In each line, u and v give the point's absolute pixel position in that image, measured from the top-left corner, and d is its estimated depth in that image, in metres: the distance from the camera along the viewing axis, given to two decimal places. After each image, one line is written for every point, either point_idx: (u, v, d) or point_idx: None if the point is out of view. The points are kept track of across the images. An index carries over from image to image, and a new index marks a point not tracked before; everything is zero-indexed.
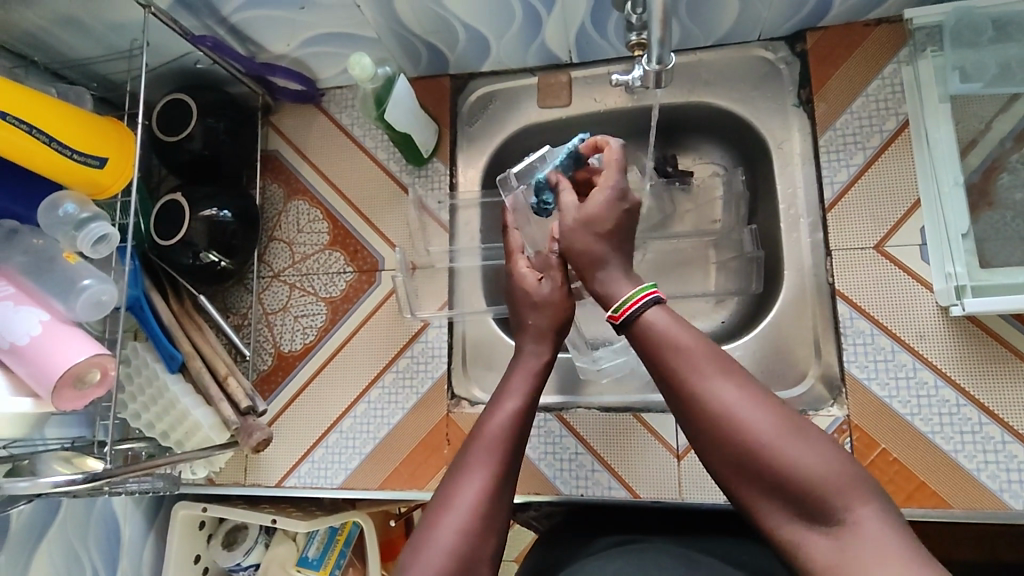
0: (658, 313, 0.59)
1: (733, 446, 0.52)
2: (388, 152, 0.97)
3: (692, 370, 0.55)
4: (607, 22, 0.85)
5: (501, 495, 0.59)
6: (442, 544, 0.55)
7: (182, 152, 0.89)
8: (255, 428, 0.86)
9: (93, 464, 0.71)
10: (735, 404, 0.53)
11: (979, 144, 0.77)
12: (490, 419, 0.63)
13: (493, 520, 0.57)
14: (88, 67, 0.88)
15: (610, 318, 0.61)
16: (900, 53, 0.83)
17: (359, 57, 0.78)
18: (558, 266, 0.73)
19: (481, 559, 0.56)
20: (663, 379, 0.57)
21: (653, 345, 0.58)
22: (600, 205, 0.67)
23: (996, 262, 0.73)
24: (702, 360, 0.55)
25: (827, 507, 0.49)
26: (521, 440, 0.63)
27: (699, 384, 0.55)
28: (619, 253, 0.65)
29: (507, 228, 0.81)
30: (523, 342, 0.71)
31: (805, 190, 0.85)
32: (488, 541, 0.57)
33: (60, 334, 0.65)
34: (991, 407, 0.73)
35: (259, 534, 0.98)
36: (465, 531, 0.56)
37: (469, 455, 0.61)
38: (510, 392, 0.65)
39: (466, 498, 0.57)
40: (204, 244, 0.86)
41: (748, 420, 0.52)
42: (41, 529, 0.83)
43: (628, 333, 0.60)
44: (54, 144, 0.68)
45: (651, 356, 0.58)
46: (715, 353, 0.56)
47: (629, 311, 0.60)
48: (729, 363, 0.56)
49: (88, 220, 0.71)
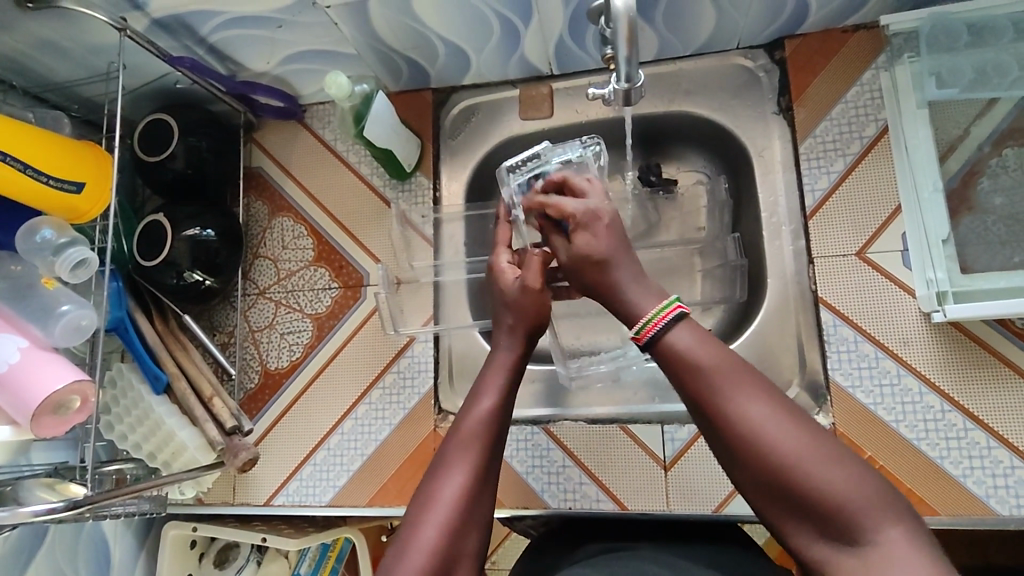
0: (683, 330, 0.54)
1: (761, 465, 0.48)
2: (371, 167, 0.97)
3: (718, 386, 0.51)
4: (585, 35, 0.85)
5: (484, 492, 0.59)
6: (423, 542, 0.55)
7: (165, 171, 0.89)
8: (241, 448, 0.86)
9: (78, 490, 0.71)
10: (764, 422, 0.49)
11: (957, 150, 0.77)
12: (472, 413, 0.63)
13: (475, 516, 0.57)
14: (69, 89, 0.88)
15: (632, 340, 0.56)
16: (878, 60, 0.83)
17: (336, 76, 0.78)
18: (536, 286, 0.70)
19: (463, 554, 0.56)
20: (686, 394, 0.53)
21: (678, 363, 0.53)
22: (586, 241, 0.63)
23: (977, 267, 0.73)
24: (729, 374, 0.51)
25: (857, 530, 0.46)
26: (502, 434, 0.63)
27: (727, 400, 0.51)
28: (623, 266, 0.61)
29: (500, 220, 0.81)
30: (496, 336, 0.71)
31: (786, 198, 0.85)
32: (469, 538, 0.57)
33: (39, 362, 0.65)
34: (976, 412, 0.72)
35: (250, 552, 0.98)
36: (447, 529, 0.56)
37: (454, 453, 0.60)
38: (487, 389, 0.65)
39: (450, 496, 0.57)
40: (188, 263, 0.86)
41: (777, 439, 0.48)
42: (28, 556, 0.83)
43: (652, 352, 0.55)
44: (30, 170, 0.69)
45: (674, 371, 0.54)
46: (743, 366, 0.52)
47: (652, 331, 0.55)
48: (760, 378, 0.52)
49: (66, 245, 0.71)
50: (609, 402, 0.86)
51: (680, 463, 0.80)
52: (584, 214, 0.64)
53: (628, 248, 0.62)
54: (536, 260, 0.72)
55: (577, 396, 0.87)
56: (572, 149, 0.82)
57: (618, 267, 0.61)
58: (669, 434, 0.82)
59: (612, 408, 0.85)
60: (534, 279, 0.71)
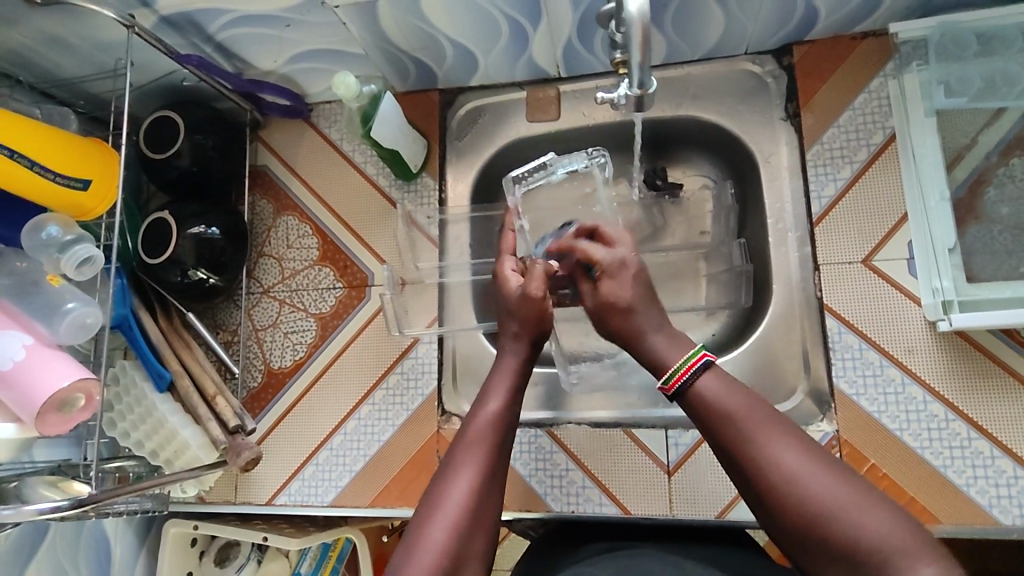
0: (711, 379, 0.57)
1: (792, 511, 0.50)
2: (377, 167, 0.97)
3: (746, 434, 0.53)
4: (594, 38, 0.85)
5: (490, 492, 0.59)
6: (434, 542, 0.55)
7: (171, 168, 0.88)
8: (244, 446, 0.85)
9: (81, 488, 0.71)
10: (795, 468, 0.51)
11: (964, 158, 0.77)
12: (479, 415, 0.63)
13: (482, 517, 0.58)
14: (75, 85, 0.87)
15: (661, 390, 0.59)
16: (887, 67, 0.83)
17: (344, 76, 0.78)
18: (535, 293, 0.70)
19: (470, 555, 0.56)
20: (716, 443, 0.55)
21: (708, 413, 0.55)
22: (612, 286, 0.65)
23: (983, 276, 0.73)
24: (757, 421, 0.54)
25: (890, 572, 0.46)
26: (508, 435, 0.64)
27: (757, 447, 0.52)
28: (647, 313, 0.64)
29: (504, 229, 0.82)
30: (501, 343, 0.71)
31: (792, 204, 0.85)
32: (476, 538, 0.57)
33: (43, 360, 0.65)
34: (980, 421, 0.73)
35: (250, 551, 0.98)
36: (455, 530, 0.56)
37: (461, 454, 0.61)
38: (492, 391, 0.65)
39: (457, 496, 0.57)
40: (192, 261, 0.86)
41: (807, 484, 0.50)
42: (29, 552, 0.82)
43: (682, 402, 0.58)
44: (36, 167, 0.68)
45: (703, 419, 0.56)
46: (770, 414, 0.54)
47: (680, 381, 0.57)
48: (787, 426, 0.54)
49: (72, 243, 0.71)
50: (612, 407, 0.86)
51: (684, 467, 0.80)
52: (610, 262, 0.67)
53: (650, 298, 0.65)
54: (540, 269, 0.72)
55: (579, 400, 0.87)
56: (578, 161, 0.86)
57: (639, 314, 0.63)
58: (673, 439, 0.82)
59: (614, 412, 0.85)
60: (534, 284, 0.71)
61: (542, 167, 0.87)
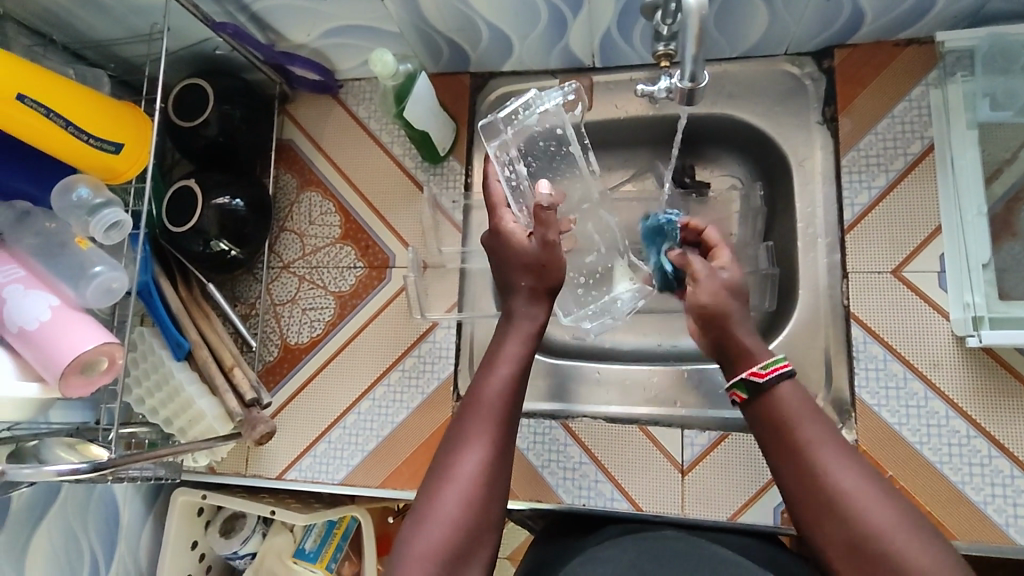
0: (791, 388, 0.58)
1: (843, 530, 0.51)
2: (404, 148, 0.96)
3: (813, 444, 0.54)
4: (633, 29, 0.83)
5: (502, 464, 0.59)
6: (445, 517, 0.55)
7: (198, 137, 0.88)
8: (259, 420, 0.85)
9: (99, 452, 0.70)
10: (850, 485, 0.52)
11: (1004, 173, 0.76)
12: (491, 379, 0.63)
13: (497, 487, 0.58)
14: (107, 48, 0.87)
15: (753, 373, 0.59)
16: (929, 75, 0.81)
17: (381, 53, 0.76)
18: (546, 215, 0.68)
19: (487, 526, 0.57)
20: (777, 453, 0.56)
21: (777, 417, 0.57)
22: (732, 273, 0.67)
23: (1015, 294, 0.73)
24: (822, 437, 0.55)
25: None
26: (519, 400, 0.63)
27: (817, 457, 0.54)
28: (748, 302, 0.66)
29: (489, 179, 0.75)
30: (515, 302, 0.70)
31: (824, 211, 0.84)
32: (493, 508, 0.57)
33: (70, 324, 0.64)
34: (1001, 440, 0.72)
35: (256, 524, 0.98)
36: (470, 502, 0.56)
37: (475, 423, 0.60)
38: (502, 358, 0.65)
39: (469, 467, 0.58)
40: (215, 232, 0.85)
41: (865, 504, 0.51)
42: (41, 512, 0.82)
43: (758, 401, 0.58)
44: (71, 128, 0.68)
45: (764, 426, 0.57)
46: (835, 434, 0.55)
47: (775, 372, 0.58)
48: (848, 448, 0.55)
49: (101, 206, 0.71)
50: (629, 403, 0.86)
51: (698, 467, 0.80)
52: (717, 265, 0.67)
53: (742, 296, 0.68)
54: (547, 213, 0.68)
55: (596, 393, 0.87)
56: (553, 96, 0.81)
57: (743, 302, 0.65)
58: (688, 439, 0.81)
59: (629, 408, 0.85)
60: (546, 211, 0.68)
61: (523, 104, 0.80)
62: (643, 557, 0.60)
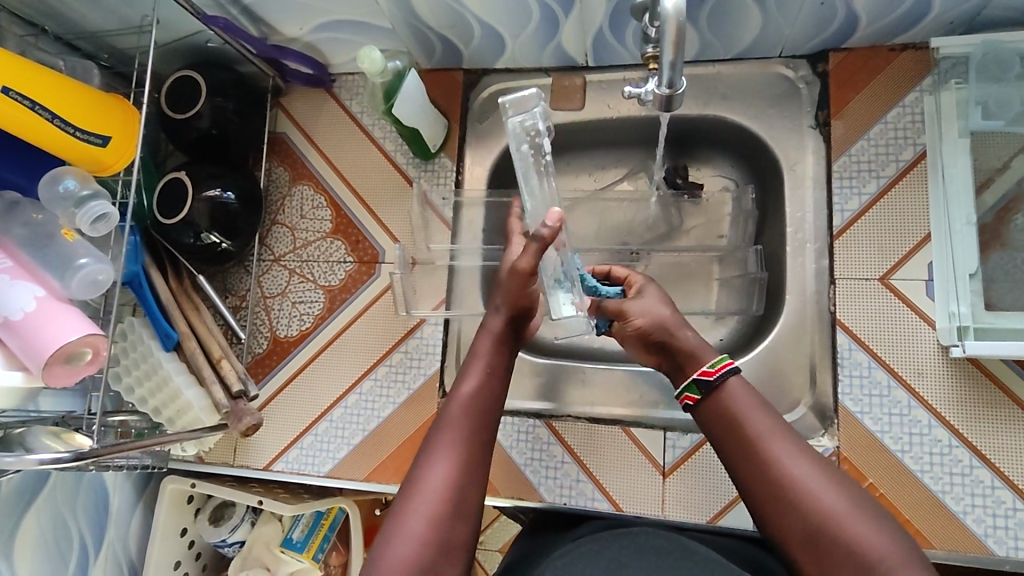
0: (738, 382, 0.63)
1: (797, 514, 0.55)
2: (396, 144, 0.97)
3: (762, 436, 0.59)
4: (625, 29, 0.83)
5: (470, 479, 0.60)
6: (414, 532, 0.56)
7: (190, 129, 0.88)
8: (246, 412, 0.87)
9: (82, 441, 0.71)
10: (801, 474, 0.56)
11: (995, 183, 0.76)
12: (457, 398, 0.65)
13: (465, 503, 0.59)
14: (100, 38, 0.87)
15: (704, 372, 0.64)
16: (924, 81, 0.80)
17: (369, 50, 0.76)
18: (553, 238, 0.65)
19: (456, 543, 0.57)
20: (731, 448, 0.60)
21: (728, 414, 0.61)
22: (656, 288, 0.73)
23: (1001, 305, 0.72)
24: (773, 430, 0.59)
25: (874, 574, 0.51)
26: (488, 419, 0.65)
27: (768, 448, 0.58)
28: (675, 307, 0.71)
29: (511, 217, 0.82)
30: (486, 318, 0.72)
31: (814, 216, 0.83)
32: (461, 526, 0.58)
33: (55, 314, 0.65)
34: (983, 450, 0.72)
35: (245, 513, 0.99)
36: (435, 517, 0.57)
37: (442, 438, 0.62)
38: (469, 374, 0.67)
39: (435, 481, 0.59)
40: (206, 225, 0.86)
41: (815, 489, 0.55)
42: (29, 498, 0.83)
43: (710, 396, 0.63)
44: (57, 120, 0.68)
45: (716, 423, 0.62)
46: (782, 426, 0.60)
47: (722, 370, 0.63)
48: (796, 439, 0.59)
49: (89, 198, 0.71)
50: (614, 404, 0.86)
51: (680, 469, 0.81)
52: (638, 283, 0.74)
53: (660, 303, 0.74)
54: (535, 244, 0.66)
55: (580, 394, 0.87)
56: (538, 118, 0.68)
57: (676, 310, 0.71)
58: (671, 441, 0.82)
59: (615, 409, 0.85)
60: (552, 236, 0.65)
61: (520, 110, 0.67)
62: (625, 552, 0.60)
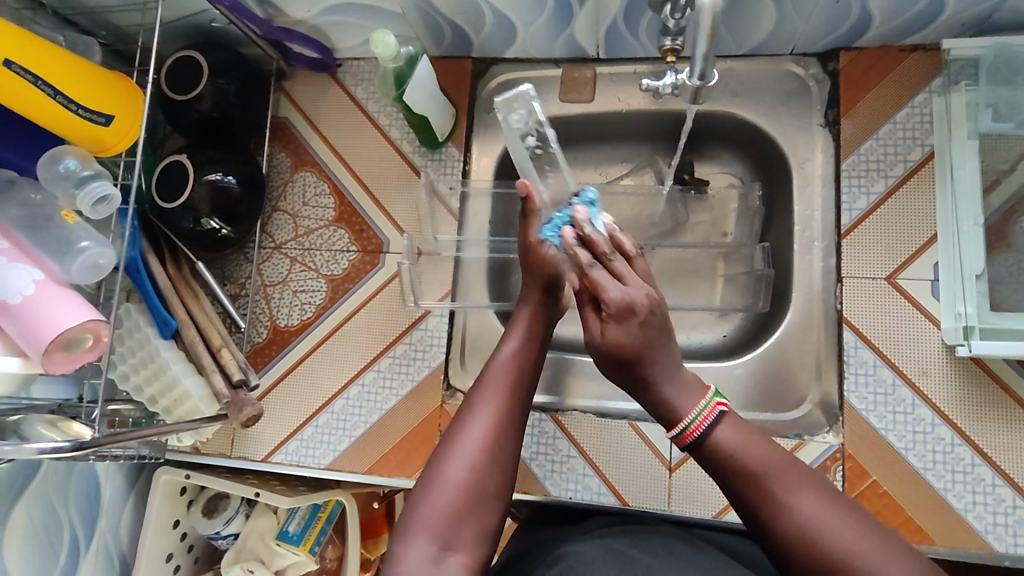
0: (726, 427, 0.57)
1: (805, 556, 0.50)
2: (402, 132, 0.95)
3: (763, 478, 0.54)
4: (640, 21, 0.82)
5: (507, 433, 0.61)
6: (453, 479, 0.56)
7: (191, 112, 0.85)
8: (246, 402, 0.85)
9: (81, 430, 0.69)
10: (809, 513, 0.51)
11: (1001, 184, 0.77)
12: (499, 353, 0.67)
13: (501, 458, 0.59)
14: (99, 15, 0.84)
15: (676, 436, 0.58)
16: (933, 83, 0.81)
17: (382, 34, 0.75)
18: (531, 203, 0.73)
19: (491, 496, 0.57)
20: (732, 488, 0.55)
21: (724, 455, 0.56)
22: (617, 327, 0.59)
23: (1005, 305, 0.74)
24: (777, 467, 0.54)
25: None
26: (528, 376, 0.66)
27: (770, 486, 0.53)
28: (643, 360, 0.59)
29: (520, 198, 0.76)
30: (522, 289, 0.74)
31: (822, 214, 0.84)
32: (498, 478, 0.58)
33: (52, 297, 0.63)
34: (984, 449, 0.73)
35: (240, 505, 0.97)
36: (475, 465, 0.58)
37: (484, 394, 0.63)
38: (511, 336, 0.69)
39: (477, 432, 0.60)
40: (207, 210, 0.83)
41: (827, 529, 0.50)
42: (20, 486, 0.80)
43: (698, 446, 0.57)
44: (60, 97, 0.66)
45: (711, 462, 0.57)
46: (791, 464, 0.54)
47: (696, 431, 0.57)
48: (807, 476, 0.54)
49: (90, 178, 0.69)
50: (620, 398, 0.86)
51: (686, 465, 0.81)
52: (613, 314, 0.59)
53: (652, 339, 0.59)
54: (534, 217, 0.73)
55: (584, 387, 0.87)
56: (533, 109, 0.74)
57: (643, 364, 0.59)
58: None
59: (621, 404, 0.86)
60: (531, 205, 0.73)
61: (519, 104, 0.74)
62: (638, 547, 0.59)
